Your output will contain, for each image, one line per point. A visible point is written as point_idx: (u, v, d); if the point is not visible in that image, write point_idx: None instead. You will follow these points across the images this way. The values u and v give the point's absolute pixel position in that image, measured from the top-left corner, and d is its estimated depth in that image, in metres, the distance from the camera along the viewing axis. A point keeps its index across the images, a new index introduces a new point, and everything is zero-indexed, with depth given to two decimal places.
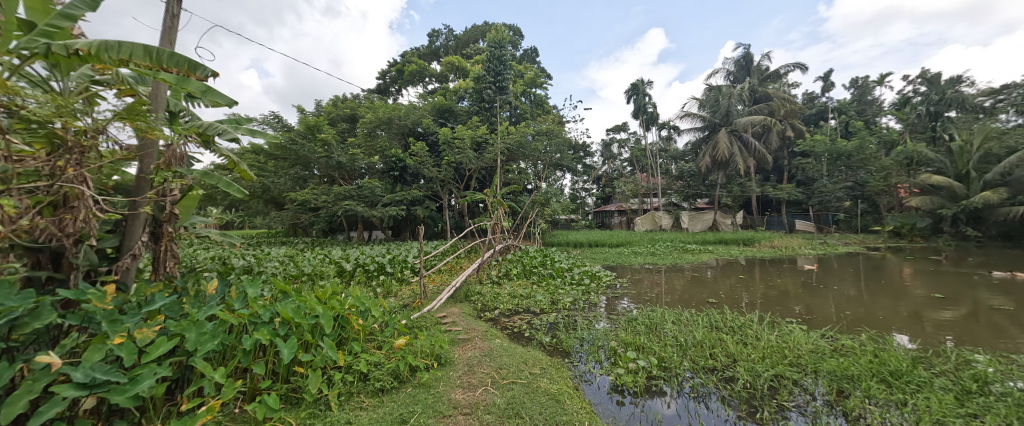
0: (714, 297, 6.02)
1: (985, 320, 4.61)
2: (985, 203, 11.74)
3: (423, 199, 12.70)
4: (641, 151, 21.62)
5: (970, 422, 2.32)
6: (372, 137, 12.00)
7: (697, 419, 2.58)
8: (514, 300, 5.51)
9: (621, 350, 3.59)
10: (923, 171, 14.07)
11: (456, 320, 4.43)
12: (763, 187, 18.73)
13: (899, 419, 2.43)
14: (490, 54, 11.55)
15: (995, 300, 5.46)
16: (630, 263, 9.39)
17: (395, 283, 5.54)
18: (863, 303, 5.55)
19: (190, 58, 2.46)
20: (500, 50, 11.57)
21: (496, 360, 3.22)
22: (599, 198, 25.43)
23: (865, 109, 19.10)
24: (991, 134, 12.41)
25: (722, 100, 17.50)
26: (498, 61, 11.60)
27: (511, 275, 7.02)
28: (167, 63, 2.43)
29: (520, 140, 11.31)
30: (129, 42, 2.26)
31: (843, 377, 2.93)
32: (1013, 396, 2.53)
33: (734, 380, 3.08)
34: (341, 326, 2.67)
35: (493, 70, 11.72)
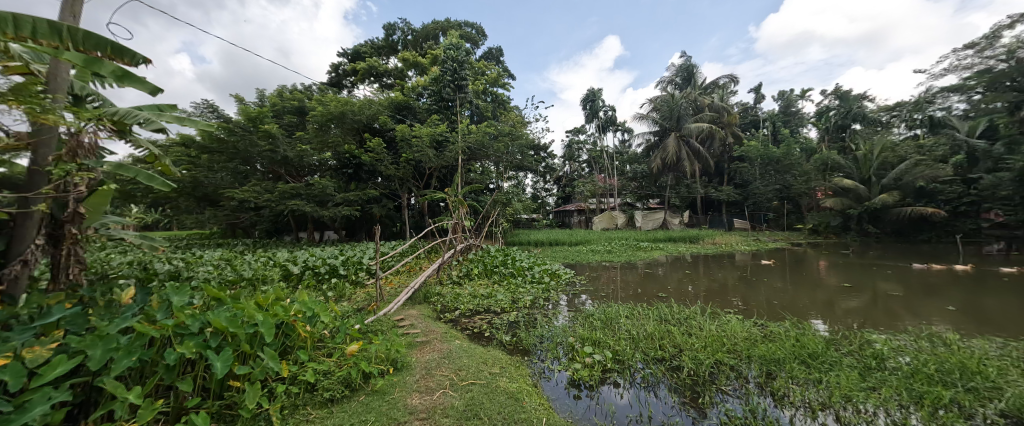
0: (664, 291, 6.41)
1: (882, 306, 5.34)
2: (883, 204, 13.62)
3: (380, 198, 12.19)
4: (598, 153, 22.40)
5: (870, 394, 2.67)
6: (324, 131, 11.27)
7: (647, 408, 2.71)
8: (474, 300, 5.45)
9: (579, 346, 3.67)
10: (836, 176, 16.04)
11: (415, 322, 4.29)
12: (706, 188, 20.26)
13: (816, 396, 2.73)
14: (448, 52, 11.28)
15: (891, 288, 6.34)
16: (588, 261, 9.70)
17: (348, 286, 5.27)
18: (788, 293, 6.19)
19: (110, 40, 2.31)
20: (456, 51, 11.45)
21: (455, 362, 3.17)
22: (559, 198, 26.03)
23: (791, 120, 21.25)
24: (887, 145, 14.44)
25: (672, 107, 18.61)
26: (457, 60, 11.40)
27: (472, 275, 6.95)
28: (78, 43, 2.21)
29: (481, 139, 11.18)
30: (31, 16, 2.01)
31: (771, 361, 3.24)
32: (902, 370, 2.95)
33: (680, 369, 3.30)
34: (285, 334, 2.45)
35: (452, 69, 11.52)
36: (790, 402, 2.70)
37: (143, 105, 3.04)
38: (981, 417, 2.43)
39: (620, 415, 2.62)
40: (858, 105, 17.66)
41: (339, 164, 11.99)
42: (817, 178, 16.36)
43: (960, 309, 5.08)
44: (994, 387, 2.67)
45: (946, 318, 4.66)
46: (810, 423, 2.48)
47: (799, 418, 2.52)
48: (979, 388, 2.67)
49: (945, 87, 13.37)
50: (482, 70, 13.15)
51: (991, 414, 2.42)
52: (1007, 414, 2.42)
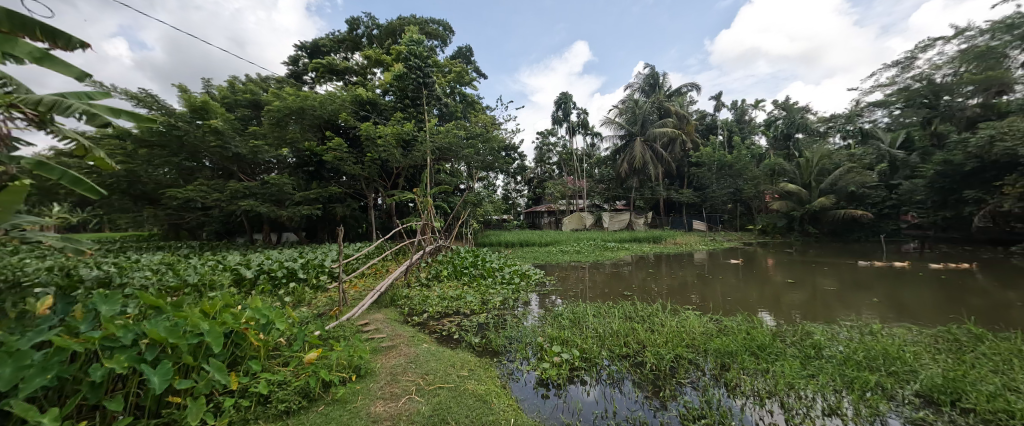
0: (629, 290, 6.64)
1: (821, 299, 5.85)
2: (821, 207, 14.91)
3: (343, 198, 11.71)
4: (568, 155, 22.84)
5: (810, 382, 2.89)
6: (281, 127, 10.62)
7: (612, 404, 2.77)
8: (443, 302, 5.35)
9: (547, 345, 3.70)
10: (782, 180, 17.39)
11: (380, 326, 4.14)
12: (669, 191, 21.26)
13: (763, 385, 2.93)
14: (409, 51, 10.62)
15: (827, 284, 6.95)
16: (558, 262, 9.83)
17: (308, 291, 5.00)
18: (740, 289, 6.62)
19: None
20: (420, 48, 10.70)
21: (422, 366, 3.09)
22: (530, 199, 26.32)
23: (744, 128, 22.73)
24: (825, 153, 15.85)
25: (637, 112, 19.32)
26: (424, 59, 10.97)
27: (441, 276, 6.82)
28: None
29: (450, 140, 10.96)
30: None
31: (725, 353, 3.43)
32: (836, 358, 3.24)
33: (643, 364, 3.41)
34: (235, 344, 2.25)
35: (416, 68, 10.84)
36: (741, 392, 2.87)
37: (66, 92, 2.68)
38: (900, 397, 2.73)
39: (586, 413, 2.66)
40: (801, 116, 19.22)
41: (298, 162, 11.35)
42: (766, 183, 17.67)
43: (883, 301, 5.66)
44: (911, 370, 2.99)
45: (872, 309, 5.19)
46: (758, 409, 2.65)
47: (750, 406, 2.69)
48: (899, 372, 2.98)
49: (872, 102, 14.90)
50: (450, 68, 12.88)
51: (909, 395, 2.72)
52: (921, 394, 2.73)
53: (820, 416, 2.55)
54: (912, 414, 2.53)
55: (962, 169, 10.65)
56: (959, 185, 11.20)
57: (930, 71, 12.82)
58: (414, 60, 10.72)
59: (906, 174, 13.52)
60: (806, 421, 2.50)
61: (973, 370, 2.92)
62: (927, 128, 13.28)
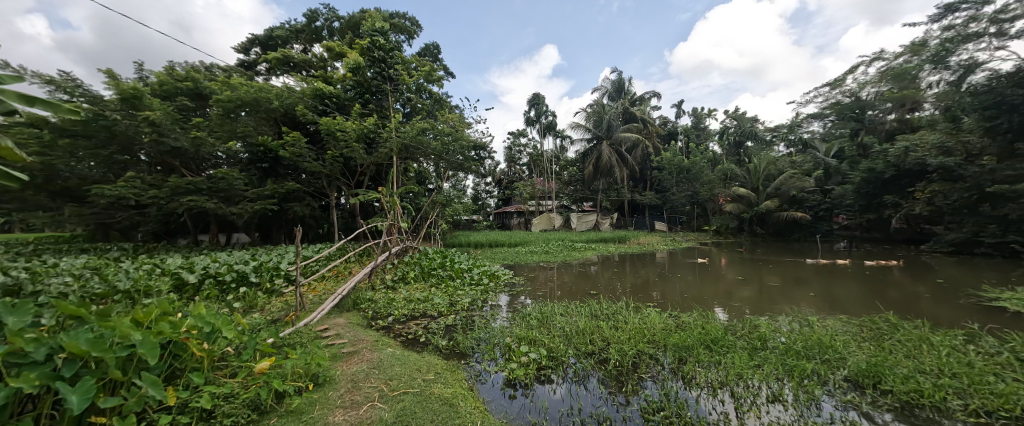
0: (595, 288, 6.81)
1: (767, 295, 6.32)
2: (767, 209, 16.14)
3: (302, 196, 11.11)
4: (538, 156, 23.08)
5: (757, 372, 3.10)
6: (231, 119, 9.83)
7: (577, 401, 2.81)
8: (409, 305, 5.20)
9: (515, 346, 3.69)
10: (733, 184, 18.64)
11: (341, 332, 3.94)
12: (633, 193, 22.09)
13: (715, 376, 3.10)
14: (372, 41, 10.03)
15: (772, 280, 7.52)
16: (527, 262, 9.88)
17: (261, 295, 4.67)
18: (696, 286, 7.01)
19: None
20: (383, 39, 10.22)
21: (386, 371, 2.98)
22: (499, 200, 26.36)
23: (700, 135, 24.10)
24: (771, 160, 17.16)
25: (603, 116, 19.89)
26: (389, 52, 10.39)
27: (408, 278, 6.62)
28: None
29: (418, 137, 10.67)
30: None
31: (682, 348, 3.59)
32: (779, 348, 3.51)
33: (607, 361, 3.49)
34: (173, 356, 2.02)
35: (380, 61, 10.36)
36: (696, 383, 3.03)
37: None
38: (832, 382, 3.00)
39: (551, 411, 2.69)
40: (750, 125, 20.68)
41: (251, 157, 10.58)
42: (720, 186, 18.84)
43: (819, 295, 6.22)
44: (840, 357, 3.30)
45: (809, 303, 5.67)
46: (711, 400, 2.80)
47: (704, 397, 2.84)
48: (830, 359, 3.28)
49: (810, 114, 16.34)
50: (417, 65, 12.54)
51: (839, 380, 3.00)
52: (850, 379, 3.02)
53: (764, 403, 2.74)
54: (842, 397, 2.79)
55: (883, 176, 12.03)
56: (880, 191, 12.56)
57: (857, 88, 14.27)
58: (378, 52, 10.24)
59: (838, 180, 14.97)
60: (753, 408, 2.67)
61: (892, 355, 3.26)
62: (856, 139, 14.79)
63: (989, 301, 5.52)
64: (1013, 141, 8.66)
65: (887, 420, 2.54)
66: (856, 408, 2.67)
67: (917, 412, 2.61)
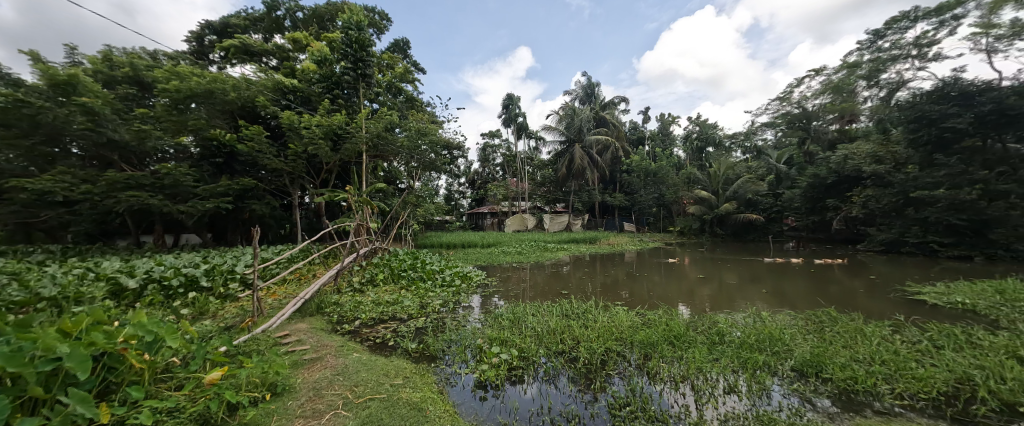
0: (567, 288, 6.91)
1: (725, 292, 6.68)
2: (726, 212, 17.09)
3: (261, 194, 10.50)
4: (511, 157, 23.13)
5: (716, 365, 3.26)
6: (180, 111, 9.09)
7: (547, 400, 2.84)
8: (377, 308, 5.02)
9: (487, 347, 3.66)
10: (696, 187, 19.59)
11: (303, 337, 3.75)
12: (603, 195, 22.66)
13: (678, 370, 3.23)
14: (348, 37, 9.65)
15: (731, 278, 7.96)
16: (500, 263, 9.86)
17: (213, 300, 4.35)
18: (662, 285, 7.29)
19: None
20: (359, 34, 9.71)
21: (351, 378, 2.88)
22: (473, 200, 26.17)
23: (666, 140, 25.12)
24: (730, 165, 18.19)
25: (575, 120, 20.26)
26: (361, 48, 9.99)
27: (376, 281, 6.39)
28: None
29: (387, 135, 10.35)
30: None
31: (648, 345, 3.71)
32: (734, 342, 3.72)
33: (577, 359, 3.55)
34: (107, 369, 1.82)
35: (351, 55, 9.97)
36: (660, 378, 3.15)
37: None
38: (781, 372, 3.23)
39: (522, 411, 2.69)
40: (711, 131, 21.80)
41: (203, 152, 9.82)
42: (684, 189, 19.74)
43: (771, 291, 6.66)
44: (788, 349, 3.55)
45: (762, 299, 6.06)
46: (673, 393, 2.92)
47: (667, 391, 2.95)
48: (779, 351, 3.52)
49: (764, 123, 17.51)
50: (388, 61, 12.16)
51: (786, 370, 3.23)
52: (796, 369, 3.26)
53: (721, 394, 2.89)
54: (789, 385, 3.00)
55: (826, 181, 13.10)
56: (824, 195, 13.67)
57: (805, 100, 15.43)
58: (348, 47, 9.86)
59: (788, 185, 16.12)
60: (711, 399, 2.81)
61: (832, 346, 3.55)
62: (803, 147, 16.01)
63: (912, 295, 6.16)
64: (931, 152, 9.95)
65: (827, 405, 2.77)
66: (800, 396, 2.89)
67: (851, 396, 2.86)
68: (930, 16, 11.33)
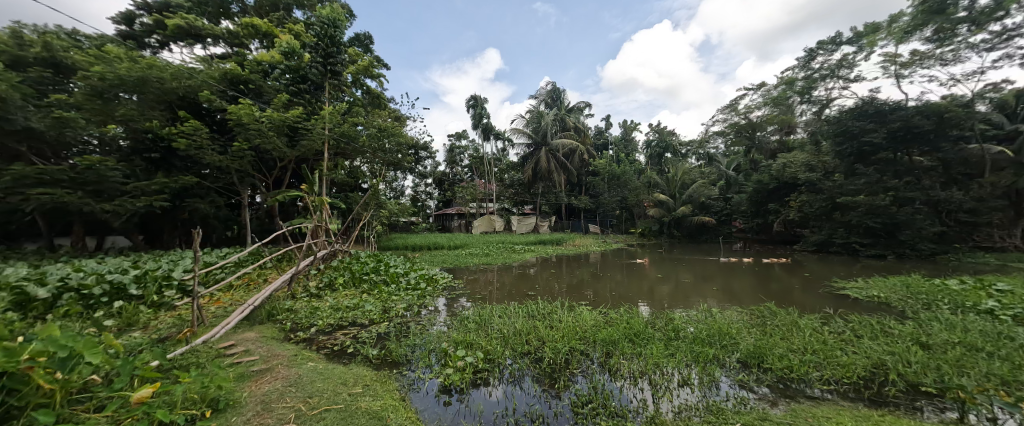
0: (534, 289, 6.97)
1: (681, 290, 7.04)
2: (683, 214, 18.09)
3: (204, 192, 9.63)
4: (479, 159, 23.02)
5: (672, 360, 3.42)
6: (108, 98, 8.11)
7: (512, 401, 2.82)
8: (336, 313, 4.76)
9: (451, 350, 3.58)
10: (655, 191, 20.56)
11: (251, 347, 3.46)
12: (569, 197, 23.15)
13: (637, 366, 3.35)
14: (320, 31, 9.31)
15: (685, 277, 8.43)
16: (467, 265, 9.75)
17: (144, 310, 3.90)
18: (623, 285, 7.55)
19: None
20: (335, 31, 9.44)
21: (305, 388, 2.71)
22: (439, 201, 25.72)
23: (628, 145, 26.17)
24: (686, 170, 19.29)
25: (541, 123, 20.57)
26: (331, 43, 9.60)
27: (335, 285, 6.06)
28: None
29: (350, 132, 9.91)
30: None
31: (610, 342, 3.82)
32: (688, 337, 3.93)
33: (542, 359, 3.57)
34: (6, 391, 1.57)
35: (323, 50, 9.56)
36: (621, 374, 3.24)
37: None
38: (729, 364, 3.46)
39: (486, 414, 2.65)
40: (669, 138, 23.02)
41: (135, 145, 8.83)
42: (644, 193, 20.65)
43: (720, 289, 7.12)
44: (734, 342, 3.81)
45: (713, 297, 6.46)
46: (632, 388, 3.02)
47: (627, 386, 3.05)
48: (727, 344, 3.76)
49: (715, 132, 18.81)
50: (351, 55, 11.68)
51: (733, 362, 3.46)
52: (742, 360, 3.49)
53: (676, 387, 3.03)
54: (736, 376, 3.21)
55: (769, 187, 14.27)
56: (767, 200, 14.88)
57: (749, 111, 16.74)
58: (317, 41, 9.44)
59: (736, 190, 17.36)
60: (666, 393, 2.93)
61: (772, 338, 3.86)
62: (749, 155, 17.36)
63: (838, 290, 6.85)
64: (853, 163, 11.20)
65: (767, 392, 3.00)
66: (744, 385, 3.10)
67: (788, 384, 3.12)
68: (851, 42, 12.79)
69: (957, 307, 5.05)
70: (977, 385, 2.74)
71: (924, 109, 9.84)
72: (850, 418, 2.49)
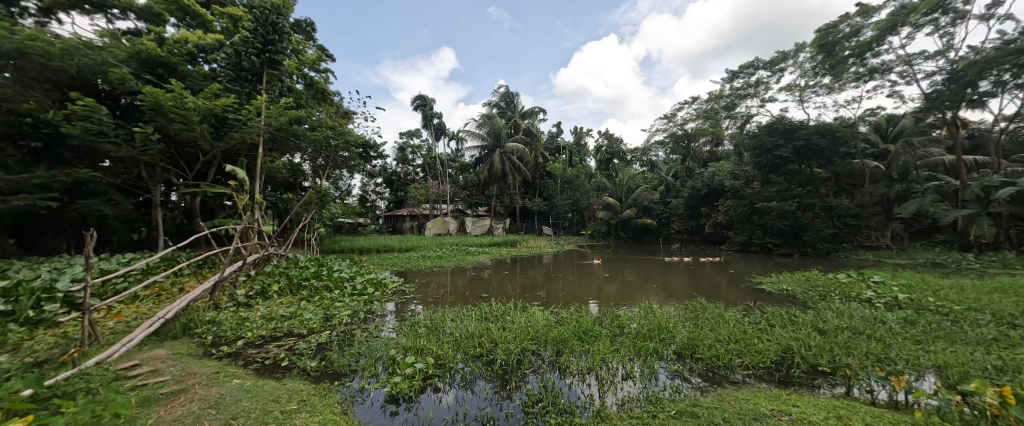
0: (487, 291, 6.91)
1: (626, 288, 7.42)
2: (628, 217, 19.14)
3: (104, 189, 8.22)
4: (432, 159, 22.45)
5: (618, 356, 3.55)
6: None
7: (463, 406, 2.73)
8: (268, 324, 4.31)
9: (400, 357, 3.39)
10: (603, 194, 21.55)
11: (161, 367, 3.00)
12: (523, 200, 23.41)
13: (585, 363, 3.43)
14: (257, 15, 8.42)
15: (630, 276, 8.93)
16: (419, 268, 9.41)
17: (14, 330, 3.20)
18: (574, 285, 7.78)
19: None
20: (275, 18, 8.60)
21: (230, 410, 2.40)
22: (390, 202, 24.63)
23: (579, 150, 27.15)
24: (631, 176, 20.48)
25: (495, 125, 20.62)
26: (269, 29, 8.69)
27: (268, 292, 5.50)
28: None
29: (288, 126, 9.12)
30: None
31: (560, 341, 3.88)
32: (632, 333, 4.13)
33: (494, 361, 3.52)
34: None
35: (260, 37, 8.62)
36: (570, 371, 3.30)
37: None
38: (667, 356, 3.69)
39: (436, 421, 2.54)
40: (616, 145, 24.31)
41: None
42: (594, 196, 21.55)
43: (660, 286, 7.64)
44: (672, 335, 4.08)
45: (654, 294, 6.91)
46: (581, 385, 3.09)
47: (576, 383, 3.12)
48: (666, 337, 4.01)
49: (656, 141, 20.22)
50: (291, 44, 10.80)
51: (671, 354, 3.70)
52: (679, 352, 3.75)
53: (620, 381, 3.15)
54: (673, 367, 3.42)
55: (701, 193, 15.67)
56: (700, 204, 16.32)
57: (685, 123, 18.26)
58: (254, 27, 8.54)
59: (675, 195, 18.79)
60: (611, 387, 3.03)
61: (703, 330, 4.20)
62: (686, 163, 18.90)
63: (757, 285, 7.69)
64: (769, 173, 12.70)
65: (698, 380, 3.22)
66: (681, 375, 3.32)
67: (716, 372, 3.38)
68: (766, 67, 14.50)
69: (845, 296, 5.92)
70: (860, 363, 3.21)
71: (823, 129, 11.48)
72: (765, 398, 2.76)
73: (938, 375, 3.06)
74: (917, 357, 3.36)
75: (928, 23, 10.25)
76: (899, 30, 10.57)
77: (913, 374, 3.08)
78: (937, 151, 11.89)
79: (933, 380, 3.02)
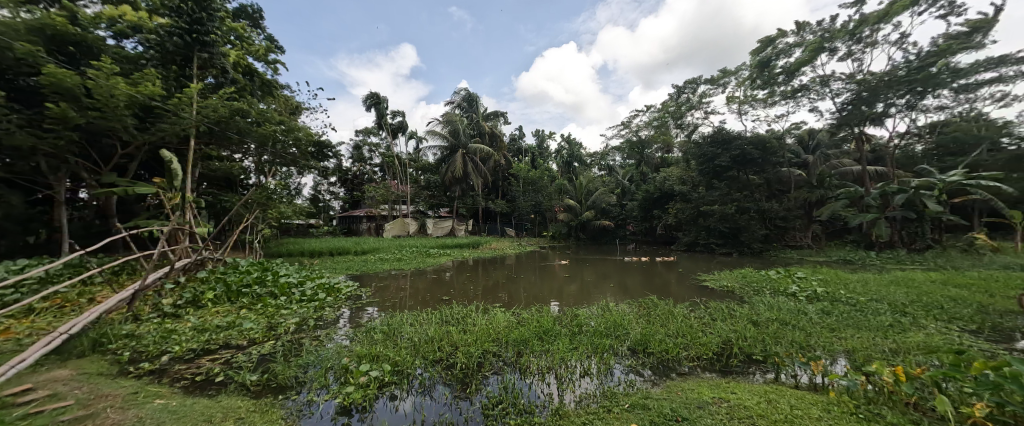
0: (448, 294, 6.74)
1: (585, 288, 7.61)
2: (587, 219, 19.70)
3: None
4: (391, 158, 21.64)
5: (577, 354, 3.61)
6: None
7: (420, 413, 2.63)
8: (201, 335, 3.88)
9: (353, 366, 3.19)
10: (564, 197, 22.04)
11: (61, 391, 2.57)
12: (485, 201, 23.27)
13: (544, 362, 3.46)
14: None
15: (588, 276, 9.18)
16: (376, 271, 8.98)
17: None
18: (535, 286, 7.83)
19: None
20: None
21: None
22: (346, 202, 23.39)
23: (541, 153, 27.53)
24: (590, 179, 21.12)
25: (456, 125, 20.31)
26: (199, 8, 7.92)
27: (201, 300, 4.96)
28: None
29: (226, 117, 8.34)
30: None
31: (521, 342, 3.88)
32: (589, 331, 4.24)
33: (453, 365, 3.44)
34: None
35: (188, 15, 7.82)
36: (529, 371, 3.31)
37: None
38: (622, 352, 3.82)
39: None
40: (576, 148, 24.94)
41: None
42: (555, 198, 21.98)
43: (615, 285, 7.94)
44: (627, 332, 4.24)
45: (611, 292, 7.16)
46: (540, 384, 3.10)
47: (534, 383, 3.13)
48: (621, 334, 4.17)
49: (614, 146, 21.01)
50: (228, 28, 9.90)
51: (626, 350, 3.84)
52: (634, 348, 3.89)
53: (578, 378, 3.22)
54: (627, 363, 3.55)
55: (654, 196, 16.56)
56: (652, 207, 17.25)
57: (640, 129, 19.17)
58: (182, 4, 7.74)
59: (630, 197, 19.66)
60: (569, 385, 3.08)
61: (655, 326, 4.41)
62: (640, 168, 19.85)
63: (702, 282, 8.25)
64: (713, 178, 13.70)
65: (650, 374, 3.37)
66: (634, 370, 3.45)
67: (666, 365, 3.56)
68: (710, 81, 15.67)
69: (776, 291, 6.51)
70: (787, 351, 3.53)
71: (758, 139, 12.62)
72: (707, 387, 2.93)
73: (848, 358, 3.44)
74: (832, 343, 3.76)
75: (840, 48, 11.65)
76: (817, 55, 11.94)
77: (829, 358, 3.44)
78: (848, 162, 13.56)
79: (844, 362, 3.40)
